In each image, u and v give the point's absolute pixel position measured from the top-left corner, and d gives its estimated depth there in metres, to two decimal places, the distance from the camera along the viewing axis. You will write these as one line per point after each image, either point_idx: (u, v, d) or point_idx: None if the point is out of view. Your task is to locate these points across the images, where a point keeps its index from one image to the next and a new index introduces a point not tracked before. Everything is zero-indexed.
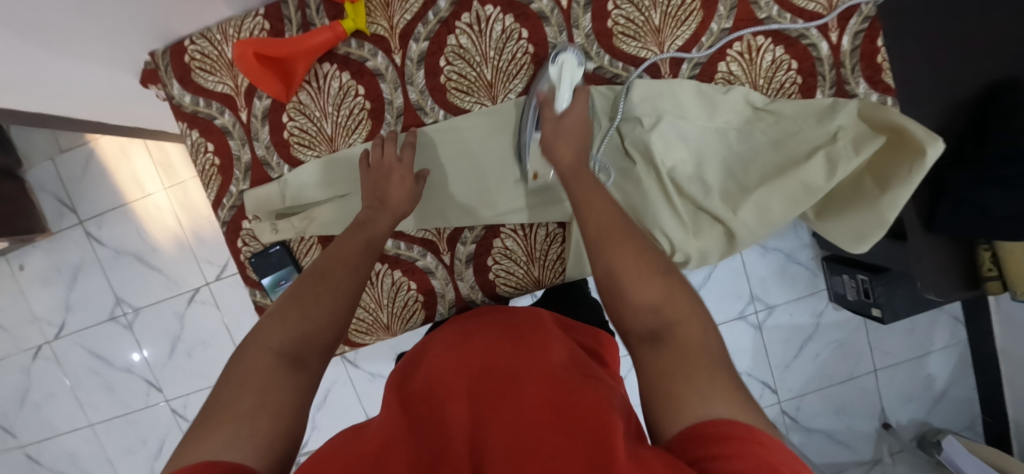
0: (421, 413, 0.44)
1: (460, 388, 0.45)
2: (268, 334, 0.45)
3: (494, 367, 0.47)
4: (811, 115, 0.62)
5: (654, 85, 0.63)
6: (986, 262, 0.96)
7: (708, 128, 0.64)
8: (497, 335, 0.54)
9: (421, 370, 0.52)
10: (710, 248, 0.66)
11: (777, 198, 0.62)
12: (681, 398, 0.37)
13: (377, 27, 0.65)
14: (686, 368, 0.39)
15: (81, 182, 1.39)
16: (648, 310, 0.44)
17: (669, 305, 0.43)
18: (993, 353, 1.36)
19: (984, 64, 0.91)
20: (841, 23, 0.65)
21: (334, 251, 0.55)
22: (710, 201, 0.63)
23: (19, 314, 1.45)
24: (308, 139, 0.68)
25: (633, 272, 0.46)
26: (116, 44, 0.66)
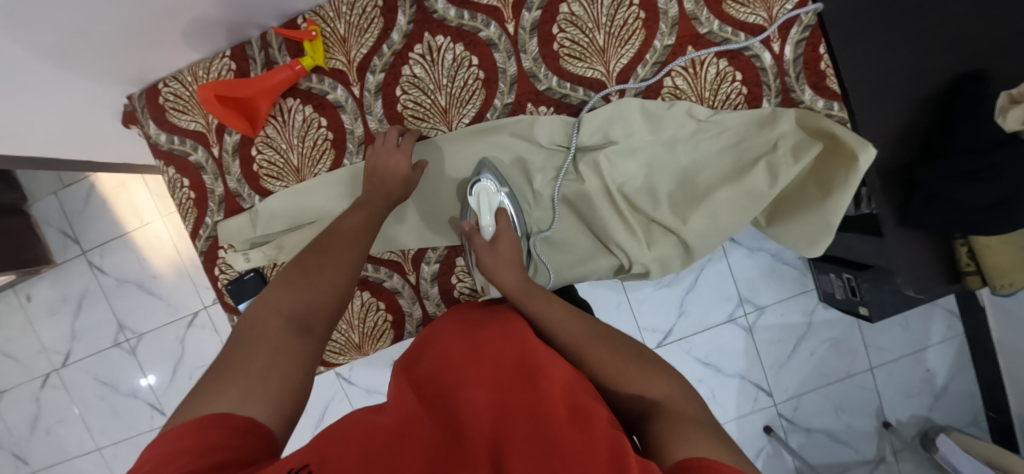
0: (434, 396, 0.47)
1: (473, 372, 0.48)
2: (277, 302, 0.52)
3: (501, 352, 0.51)
4: (753, 125, 0.65)
5: (601, 109, 0.66)
6: (963, 257, 0.93)
7: (656, 142, 0.67)
8: (505, 324, 0.57)
9: (427, 356, 0.56)
10: (669, 256, 0.69)
11: (725, 207, 0.65)
12: (673, 444, 0.39)
13: (335, 62, 0.68)
14: (679, 430, 0.41)
15: (83, 214, 1.45)
16: (636, 398, 0.48)
17: (644, 382, 0.48)
18: (992, 346, 1.33)
19: (948, 56, 0.90)
20: (782, 33, 0.67)
21: (335, 234, 0.60)
22: (660, 213, 0.67)
23: (29, 344, 1.52)
24: (276, 171, 0.71)
25: (609, 366, 0.50)
26: (93, 91, 0.70)
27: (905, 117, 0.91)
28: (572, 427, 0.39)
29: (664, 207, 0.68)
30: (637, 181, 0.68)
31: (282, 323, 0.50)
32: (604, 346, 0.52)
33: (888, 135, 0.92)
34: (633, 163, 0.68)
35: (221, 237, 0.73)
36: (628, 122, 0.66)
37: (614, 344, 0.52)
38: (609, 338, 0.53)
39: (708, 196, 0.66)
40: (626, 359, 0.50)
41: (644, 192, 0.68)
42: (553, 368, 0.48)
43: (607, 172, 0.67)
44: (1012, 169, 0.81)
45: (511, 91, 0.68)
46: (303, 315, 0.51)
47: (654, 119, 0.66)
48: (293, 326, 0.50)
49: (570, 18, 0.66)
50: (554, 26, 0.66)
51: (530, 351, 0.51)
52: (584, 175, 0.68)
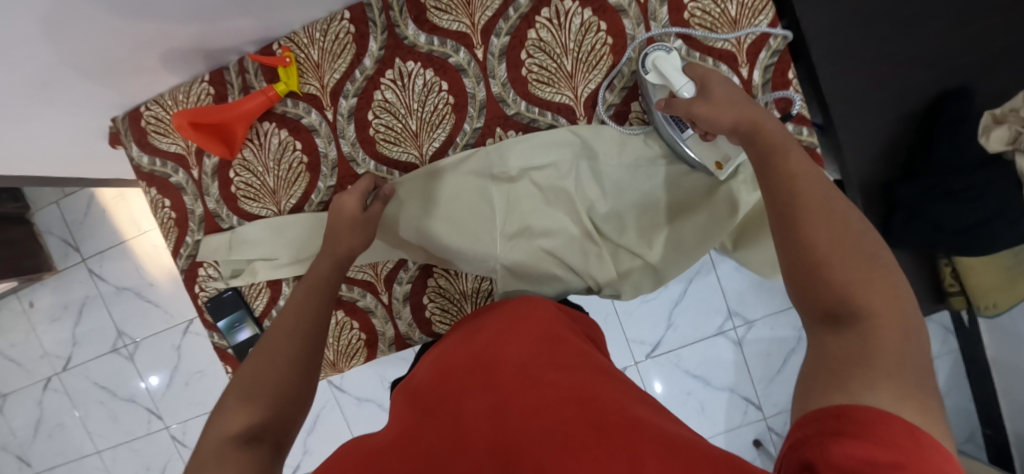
0: (437, 407, 0.48)
1: (473, 384, 0.49)
2: (217, 429, 0.45)
3: (501, 359, 0.51)
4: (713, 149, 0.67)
5: (560, 132, 0.67)
6: (948, 277, 0.92)
7: (619, 165, 0.68)
8: (501, 328, 0.56)
9: (429, 367, 0.56)
10: (640, 282, 0.70)
11: (687, 230, 0.67)
12: (841, 380, 0.37)
13: (309, 87, 0.70)
14: (868, 362, 0.37)
15: (83, 224, 1.49)
16: (847, 289, 0.41)
17: (874, 285, 0.41)
18: (986, 362, 1.22)
19: (931, 71, 0.85)
20: (751, 58, 0.67)
21: (267, 340, 0.53)
22: (627, 238, 0.68)
23: (32, 349, 1.56)
24: (253, 192, 0.73)
25: (842, 253, 0.42)
26: (77, 115, 0.72)
27: (887, 135, 0.87)
28: (583, 436, 0.38)
29: (630, 232, 0.69)
30: (605, 207, 0.68)
31: (227, 441, 0.43)
32: (839, 220, 0.44)
33: (872, 155, 0.88)
34: (596, 187, 0.68)
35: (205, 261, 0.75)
36: (588, 146, 0.68)
37: (848, 227, 0.44)
38: (847, 217, 0.45)
39: (670, 220, 0.68)
40: (862, 256, 0.42)
41: (609, 217, 0.69)
42: (555, 369, 0.47)
43: (573, 195, 0.67)
44: (988, 189, 0.81)
45: (480, 115, 0.69)
46: (254, 424, 0.45)
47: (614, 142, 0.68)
48: (239, 441, 0.43)
49: (538, 44, 0.67)
50: (523, 52, 0.67)
51: (529, 355, 0.50)
52: (547, 200, 0.68)
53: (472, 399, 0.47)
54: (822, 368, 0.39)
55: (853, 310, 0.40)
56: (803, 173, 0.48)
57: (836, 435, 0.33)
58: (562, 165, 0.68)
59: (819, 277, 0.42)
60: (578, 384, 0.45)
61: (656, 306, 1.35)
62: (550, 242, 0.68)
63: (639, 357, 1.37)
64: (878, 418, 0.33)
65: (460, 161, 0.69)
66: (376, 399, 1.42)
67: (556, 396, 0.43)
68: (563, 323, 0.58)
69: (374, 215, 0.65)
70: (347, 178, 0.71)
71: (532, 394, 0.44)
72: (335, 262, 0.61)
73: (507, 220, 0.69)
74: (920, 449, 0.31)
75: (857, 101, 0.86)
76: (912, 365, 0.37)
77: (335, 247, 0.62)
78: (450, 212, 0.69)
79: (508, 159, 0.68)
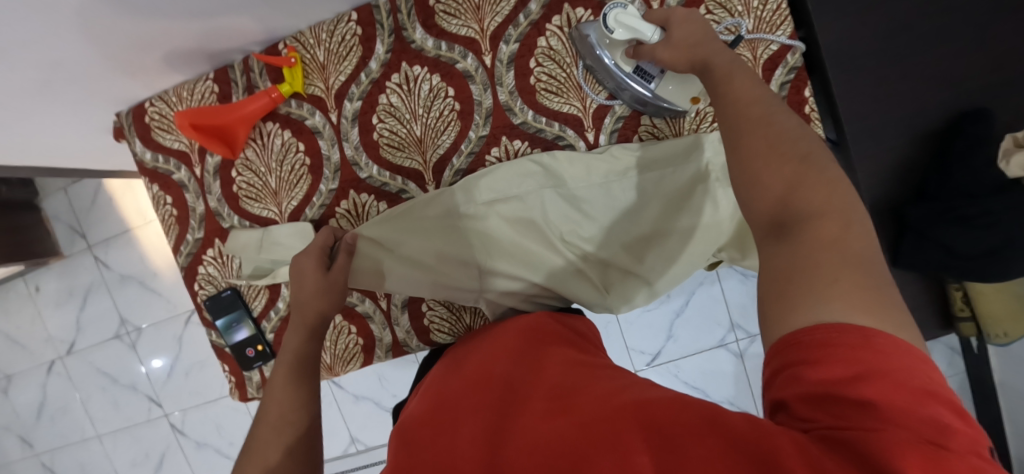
0: (425, 428, 0.46)
1: (464, 409, 0.47)
2: None
3: (491, 378, 0.51)
4: (678, 154, 0.64)
5: (512, 167, 0.66)
6: (959, 302, 0.89)
7: (591, 185, 0.66)
8: (493, 354, 0.56)
9: (422, 395, 0.55)
10: (633, 296, 0.66)
11: (674, 241, 0.63)
12: (793, 299, 0.35)
13: (314, 89, 0.69)
14: (810, 271, 0.36)
15: (89, 211, 1.50)
16: (775, 202, 0.41)
17: (815, 189, 0.39)
18: (993, 386, 1.19)
19: (952, 91, 0.82)
20: (766, 74, 0.65)
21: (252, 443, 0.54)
22: (614, 254, 0.65)
23: (36, 333, 1.58)
24: (254, 192, 0.72)
25: (768, 165, 0.42)
26: (82, 111, 0.72)
27: (902, 155, 0.85)
28: (572, 439, 0.36)
29: (620, 248, 0.66)
30: (589, 229, 0.66)
31: None
32: (771, 131, 0.44)
33: (887, 175, 0.86)
34: (568, 210, 0.66)
35: (230, 253, 0.73)
36: (553, 174, 0.66)
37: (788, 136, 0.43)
38: (785, 128, 0.44)
39: (655, 234, 0.64)
40: (799, 165, 0.41)
41: (594, 238, 0.66)
42: (542, 381, 0.47)
43: (544, 226, 0.66)
44: (1005, 217, 0.78)
45: (486, 124, 0.68)
46: None
47: (581, 166, 0.66)
48: None
49: (548, 52, 0.66)
50: (532, 60, 0.66)
51: (520, 377, 0.50)
52: (520, 232, 0.66)
53: (463, 420, 0.45)
54: (772, 285, 0.37)
55: (795, 215, 0.39)
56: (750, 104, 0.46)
57: (799, 366, 0.32)
58: (529, 196, 0.66)
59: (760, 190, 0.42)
60: (566, 391, 0.44)
61: (658, 315, 1.33)
62: (528, 269, 0.66)
63: (639, 366, 1.36)
64: (832, 337, 0.32)
65: (425, 201, 0.68)
66: (373, 397, 1.42)
67: (545, 408, 0.42)
68: (552, 334, 0.57)
69: (336, 275, 0.64)
70: (350, 182, 0.70)
71: (522, 411, 0.43)
72: (307, 333, 0.63)
73: (483, 253, 0.66)
74: (882, 354, 0.31)
75: (872, 120, 0.84)
76: (856, 260, 0.36)
77: (303, 318, 0.63)
78: (424, 249, 0.67)
79: (474, 194, 0.67)
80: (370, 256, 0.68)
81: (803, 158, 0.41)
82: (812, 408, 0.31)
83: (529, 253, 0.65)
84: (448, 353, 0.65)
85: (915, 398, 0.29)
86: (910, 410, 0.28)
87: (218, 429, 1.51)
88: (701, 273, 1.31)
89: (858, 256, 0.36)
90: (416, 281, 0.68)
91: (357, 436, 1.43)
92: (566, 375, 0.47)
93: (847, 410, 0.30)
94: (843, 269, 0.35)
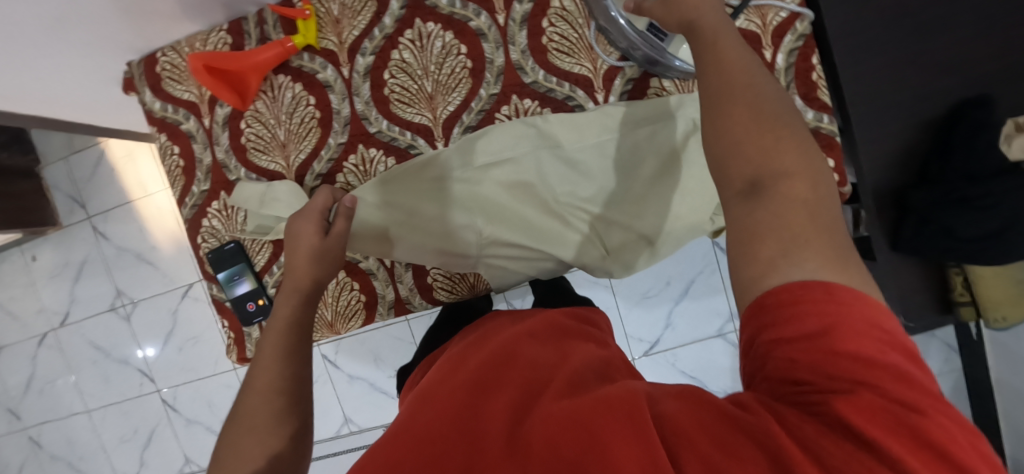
0: (450, 393, 0.47)
1: (488, 379, 0.47)
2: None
3: (514, 357, 0.51)
4: (663, 112, 0.66)
5: (511, 129, 0.67)
6: (958, 286, 0.90)
7: (586, 146, 0.67)
8: (516, 333, 0.56)
9: (442, 366, 0.55)
10: (635, 258, 0.68)
11: (672, 195, 0.65)
12: (766, 261, 0.35)
13: (327, 42, 0.70)
14: (782, 230, 0.35)
15: (90, 181, 1.49)
16: (755, 163, 0.39)
17: (783, 150, 0.39)
18: (988, 383, 1.17)
19: (955, 76, 0.83)
20: (775, 40, 0.67)
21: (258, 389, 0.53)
22: (613, 213, 0.67)
23: (31, 304, 1.56)
24: (263, 144, 0.72)
25: (744, 126, 0.40)
26: (93, 57, 0.72)
27: (905, 139, 0.85)
28: (595, 410, 0.37)
29: (618, 208, 0.67)
30: (587, 190, 0.67)
31: None
32: (753, 90, 0.42)
33: (890, 157, 0.86)
34: (564, 172, 0.67)
35: (235, 205, 0.73)
36: (548, 135, 0.67)
37: (762, 98, 0.42)
38: (758, 86, 0.43)
39: (654, 191, 0.66)
40: (771, 127, 0.40)
41: (593, 198, 0.67)
42: (566, 368, 0.47)
43: (541, 188, 0.67)
44: (1008, 200, 0.77)
45: (497, 82, 0.68)
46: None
47: (575, 130, 0.67)
48: None
49: (560, 13, 0.66)
50: (545, 20, 0.67)
51: (543, 361, 0.50)
52: (515, 196, 0.68)
53: (486, 394, 0.45)
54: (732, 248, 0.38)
55: (771, 178, 0.38)
56: (731, 72, 0.44)
57: (771, 329, 0.32)
58: (522, 159, 0.67)
59: (739, 160, 0.39)
60: (589, 386, 0.44)
61: (657, 302, 1.33)
62: (529, 231, 0.68)
63: (636, 354, 1.35)
64: (803, 294, 0.32)
65: (418, 166, 0.69)
66: (369, 378, 1.41)
67: (570, 393, 0.42)
68: (572, 330, 0.57)
69: (334, 240, 0.62)
70: (359, 135, 0.71)
71: (548, 391, 0.44)
72: (301, 300, 0.60)
73: (483, 214, 0.68)
74: (842, 303, 0.31)
75: (877, 102, 0.84)
76: (822, 219, 0.36)
77: (296, 285, 0.60)
78: (425, 207, 0.68)
79: (470, 158, 0.68)
80: (370, 223, 0.68)
81: (779, 124, 0.40)
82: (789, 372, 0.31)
83: (527, 212, 0.68)
84: (473, 326, 0.67)
85: (877, 348, 0.30)
86: (878, 359, 0.30)
87: (210, 407, 1.49)
88: (702, 261, 1.30)
89: (826, 212, 0.36)
90: (421, 234, 0.68)
91: (351, 418, 1.42)
92: (590, 371, 0.47)
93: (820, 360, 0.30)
94: (795, 222, 0.35)
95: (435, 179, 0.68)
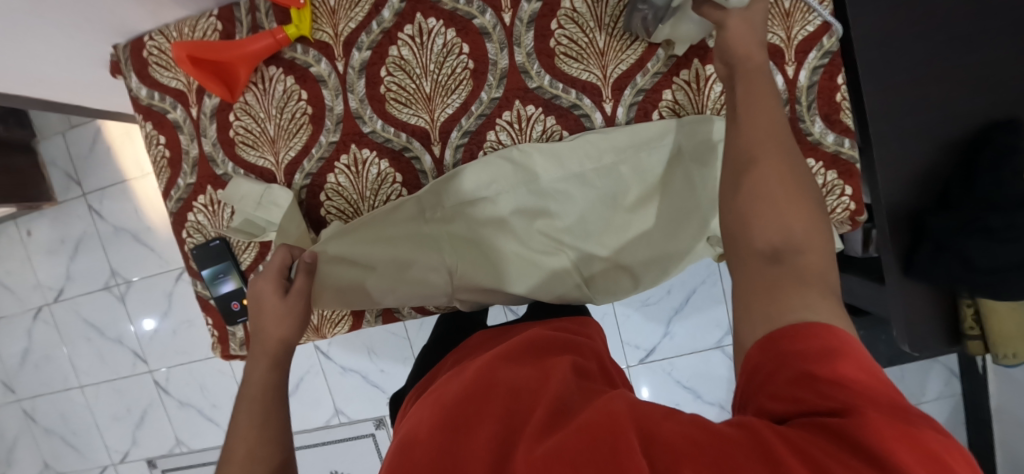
0: (425, 432, 0.41)
1: (464, 413, 0.42)
2: None
3: (496, 381, 0.45)
4: (639, 142, 0.63)
5: (482, 170, 0.64)
6: (968, 319, 0.84)
7: (567, 176, 0.63)
8: (497, 352, 0.51)
9: (420, 399, 0.49)
10: (617, 288, 0.66)
11: (654, 223, 0.64)
12: (784, 303, 0.37)
13: (322, 34, 0.66)
14: (798, 286, 0.38)
15: (86, 157, 1.46)
16: (777, 229, 0.41)
17: (804, 219, 0.42)
18: (987, 412, 1.13)
19: (989, 98, 0.77)
20: (799, 57, 0.66)
21: (240, 413, 0.51)
22: (591, 246, 0.64)
23: (26, 278, 1.55)
24: (251, 139, 0.69)
25: (778, 191, 0.43)
26: (77, 39, 0.69)
27: (931, 161, 0.79)
28: (579, 446, 0.33)
29: (595, 238, 0.65)
30: (564, 219, 0.64)
31: None
32: (783, 164, 0.45)
33: (909, 180, 0.80)
34: (542, 203, 0.64)
35: (221, 200, 0.70)
36: (524, 167, 0.64)
37: (794, 167, 0.45)
38: (793, 162, 0.45)
39: (633, 219, 0.64)
40: (801, 195, 0.43)
41: (571, 227, 0.65)
42: (549, 393, 0.41)
43: (515, 222, 0.65)
44: None
45: (499, 86, 0.64)
46: None
47: (556, 158, 0.64)
48: None
49: (570, 14, 0.62)
50: (553, 21, 0.63)
51: (525, 384, 0.44)
52: (494, 225, 0.65)
53: (465, 433, 0.40)
54: (747, 304, 0.39)
55: (790, 245, 0.41)
56: (766, 133, 0.47)
57: (787, 355, 0.33)
58: (499, 195, 0.64)
59: (769, 220, 0.42)
60: (574, 413, 0.39)
61: (658, 311, 1.29)
62: (513, 253, 0.65)
63: (631, 362, 1.32)
64: (816, 331, 0.34)
65: (384, 213, 0.65)
66: (360, 370, 1.39)
67: (554, 429, 0.37)
68: (558, 344, 0.52)
69: (296, 298, 0.59)
70: (351, 135, 0.67)
71: (531, 423, 0.38)
72: (273, 362, 0.57)
73: (457, 257, 0.66)
74: (839, 335, 0.33)
75: (905, 120, 0.78)
76: (826, 284, 0.39)
77: (264, 348, 0.57)
78: (403, 242, 0.66)
79: (443, 198, 0.65)
80: (339, 275, 0.65)
81: (805, 203, 0.43)
82: (795, 388, 0.32)
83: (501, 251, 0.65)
84: (461, 345, 0.61)
85: (872, 376, 0.32)
86: (867, 386, 0.31)
87: (202, 390, 1.49)
88: (705, 271, 1.27)
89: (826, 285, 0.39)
90: (405, 283, 0.66)
91: (342, 410, 1.41)
92: (575, 396, 0.42)
93: (826, 387, 0.31)
94: (810, 286, 0.38)
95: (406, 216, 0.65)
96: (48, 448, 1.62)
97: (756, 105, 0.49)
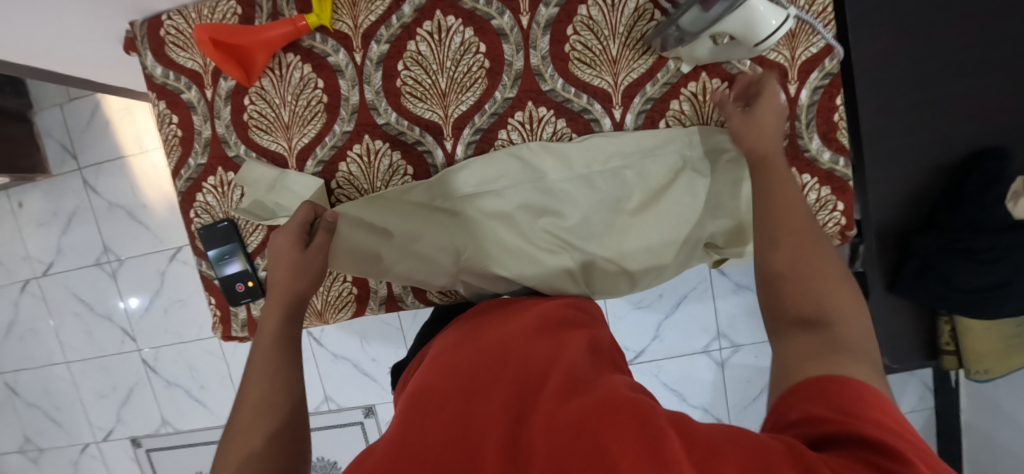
0: (443, 393, 0.44)
1: (480, 381, 0.45)
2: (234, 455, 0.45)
3: (510, 353, 0.48)
4: (644, 148, 0.65)
5: (488, 166, 0.66)
6: (945, 335, 0.88)
7: (573, 177, 0.66)
8: (510, 327, 0.53)
9: (434, 364, 0.51)
10: (615, 287, 0.68)
11: (654, 228, 0.66)
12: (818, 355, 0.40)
13: (342, 25, 0.67)
14: (834, 348, 0.41)
15: (84, 131, 1.45)
16: (811, 301, 0.46)
17: (838, 293, 0.46)
18: (958, 425, 1.18)
19: (979, 126, 0.80)
20: (801, 76, 0.68)
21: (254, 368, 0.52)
22: (592, 247, 0.66)
23: (15, 250, 1.53)
24: (265, 123, 0.70)
25: (807, 268, 0.48)
26: (95, 14, 0.69)
27: (919, 183, 0.83)
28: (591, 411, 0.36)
29: (597, 240, 0.67)
30: (570, 219, 0.66)
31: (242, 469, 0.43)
32: (812, 243, 0.50)
33: (897, 199, 0.84)
34: (549, 202, 0.66)
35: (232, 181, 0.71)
36: (533, 167, 0.66)
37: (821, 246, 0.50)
38: (821, 244, 0.50)
39: (635, 222, 0.66)
40: (831, 272, 0.48)
41: (574, 228, 0.66)
42: (560, 363, 0.44)
43: (522, 220, 0.66)
44: (1013, 255, 0.75)
45: (514, 86, 0.66)
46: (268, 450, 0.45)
47: (564, 159, 0.66)
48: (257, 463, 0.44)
49: (586, 21, 0.64)
50: (569, 27, 0.64)
51: (537, 354, 0.47)
52: (501, 222, 0.67)
53: (482, 396, 0.43)
54: (786, 363, 0.42)
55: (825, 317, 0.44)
56: (793, 211, 0.52)
57: (824, 394, 0.37)
58: (506, 192, 0.66)
59: (804, 295, 0.46)
60: (586, 379, 0.41)
61: (649, 314, 1.32)
62: (517, 249, 0.66)
63: None
64: (844, 379, 0.37)
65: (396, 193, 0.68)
66: (352, 358, 1.40)
67: (566, 393, 0.39)
68: (567, 319, 0.54)
69: (315, 253, 0.60)
70: (366, 126, 0.69)
71: (543, 388, 0.41)
72: (283, 316, 0.57)
73: (463, 248, 0.67)
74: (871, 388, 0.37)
75: (897, 142, 0.81)
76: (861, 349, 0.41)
77: (276, 300, 0.58)
78: (412, 231, 0.67)
79: (454, 189, 0.67)
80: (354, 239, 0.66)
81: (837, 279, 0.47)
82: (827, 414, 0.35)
83: (507, 247, 0.66)
84: (467, 315, 0.64)
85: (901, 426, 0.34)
86: (899, 432, 0.33)
87: (191, 371, 1.48)
88: (697, 278, 1.29)
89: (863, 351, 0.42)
90: (411, 260, 0.68)
91: (332, 397, 1.42)
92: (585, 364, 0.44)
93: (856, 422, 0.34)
94: (845, 349, 0.41)
95: (418, 203, 0.68)
96: (29, 423, 1.60)
97: (778, 179, 0.54)
